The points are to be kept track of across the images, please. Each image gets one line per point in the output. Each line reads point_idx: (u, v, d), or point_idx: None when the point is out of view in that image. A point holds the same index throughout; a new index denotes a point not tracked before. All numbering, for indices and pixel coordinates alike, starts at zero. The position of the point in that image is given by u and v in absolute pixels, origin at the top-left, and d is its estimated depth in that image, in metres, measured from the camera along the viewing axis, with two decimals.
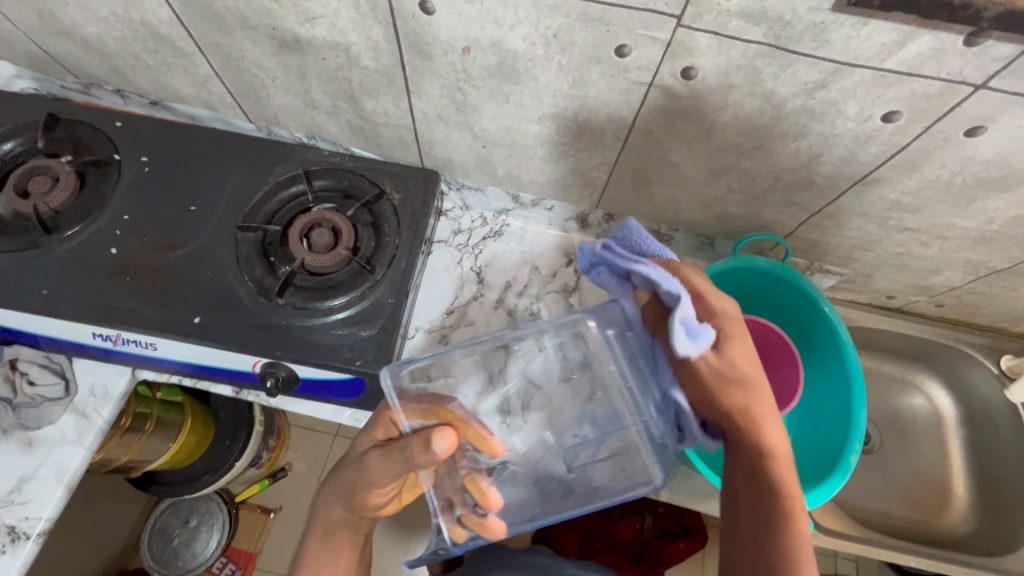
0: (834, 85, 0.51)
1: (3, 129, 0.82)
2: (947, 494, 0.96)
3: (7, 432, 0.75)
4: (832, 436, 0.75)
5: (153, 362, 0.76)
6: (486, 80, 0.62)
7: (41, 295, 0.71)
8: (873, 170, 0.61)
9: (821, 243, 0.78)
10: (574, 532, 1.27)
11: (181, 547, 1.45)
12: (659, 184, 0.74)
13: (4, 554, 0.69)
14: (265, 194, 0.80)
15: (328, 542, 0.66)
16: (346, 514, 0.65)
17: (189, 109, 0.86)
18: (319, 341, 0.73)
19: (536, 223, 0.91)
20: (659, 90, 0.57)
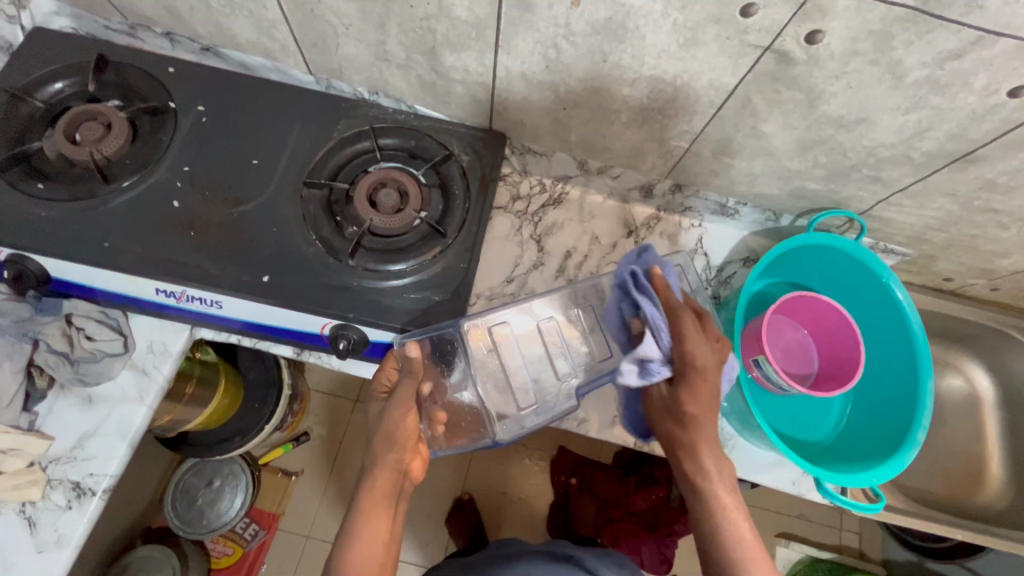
0: (969, 55, 0.49)
1: (49, 70, 0.77)
2: (983, 473, 0.99)
3: (62, 387, 0.72)
4: (894, 412, 0.77)
5: (213, 320, 0.74)
6: (588, 37, 0.59)
7: (103, 247, 0.68)
8: (978, 148, 0.60)
9: (897, 222, 0.78)
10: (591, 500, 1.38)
11: (206, 508, 1.43)
12: (741, 155, 0.72)
13: (70, 511, 0.67)
14: (329, 151, 0.77)
15: (373, 515, 0.61)
16: (399, 465, 0.64)
17: (243, 57, 0.80)
18: (392, 304, 0.71)
19: (596, 192, 0.88)
20: (774, 55, 0.55)
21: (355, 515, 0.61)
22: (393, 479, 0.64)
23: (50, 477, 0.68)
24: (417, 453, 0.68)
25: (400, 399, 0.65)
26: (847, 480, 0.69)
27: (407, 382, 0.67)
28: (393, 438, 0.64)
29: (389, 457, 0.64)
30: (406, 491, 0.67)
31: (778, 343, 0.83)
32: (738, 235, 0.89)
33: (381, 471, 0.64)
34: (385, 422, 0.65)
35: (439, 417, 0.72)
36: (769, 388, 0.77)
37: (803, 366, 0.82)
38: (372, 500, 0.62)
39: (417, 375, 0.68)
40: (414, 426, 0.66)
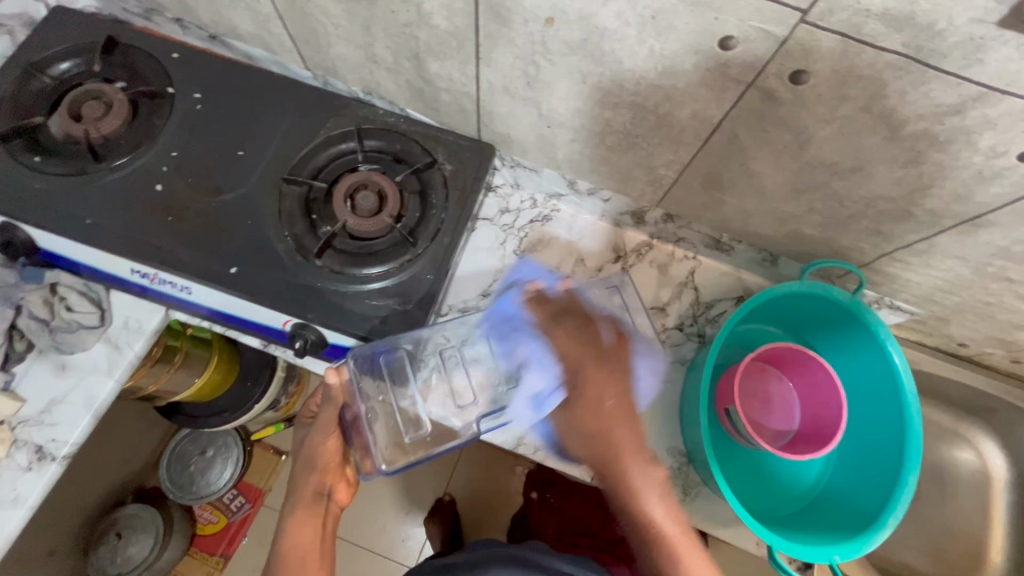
0: (971, 112, 0.44)
1: (64, 47, 0.80)
2: (980, 557, 0.92)
3: (41, 351, 0.75)
4: (874, 486, 0.70)
5: (183, 304, 0.75)
6: (566, 57, 0.57)
7: (85, 224, 0.71)
8: (987, 211, 0.54)
9: (903, 279, 0.71)
10: (555, 517, 1.33)
11: (197, 475, 1.48)
12: (732, 192, 0.68)
13: (30, 472, 0.70)
14: (314, 148, 0.77)
15: (301, 536, 0.66)
16: (320, 486, 0.69)
17: (247, 48, 0.83)
18: (352, 309, 0.70)
19: (588, 213, 0.85)
20: (758, 92, 0.51)
21: (283, 534, 0.67)
22: (316, 502, 0.69)
23: (16, 437, 0.71)
24: (342, 476, 0.72)
25: (321, 423, 0.71)
26: (806, 552, 0.64)
27: (327, 409, 0.70)
28: (315, 458, 0.70)
29: (314, 477, 0.70)
30: (335, 513, 0.71)
31: (757, 393, 0.77)
32: (731, 270, 0.83)
33: (306, 492, 0.69)
34: (309, 444, 0.71)
35: (360, 443, 0.72)
36: (740, 440, 0.72)
37: (782, 420, 0.76)
38: (300, 524, 0.67)
39: (338, 400, 0.71)
40: (337, 450, 0.71)
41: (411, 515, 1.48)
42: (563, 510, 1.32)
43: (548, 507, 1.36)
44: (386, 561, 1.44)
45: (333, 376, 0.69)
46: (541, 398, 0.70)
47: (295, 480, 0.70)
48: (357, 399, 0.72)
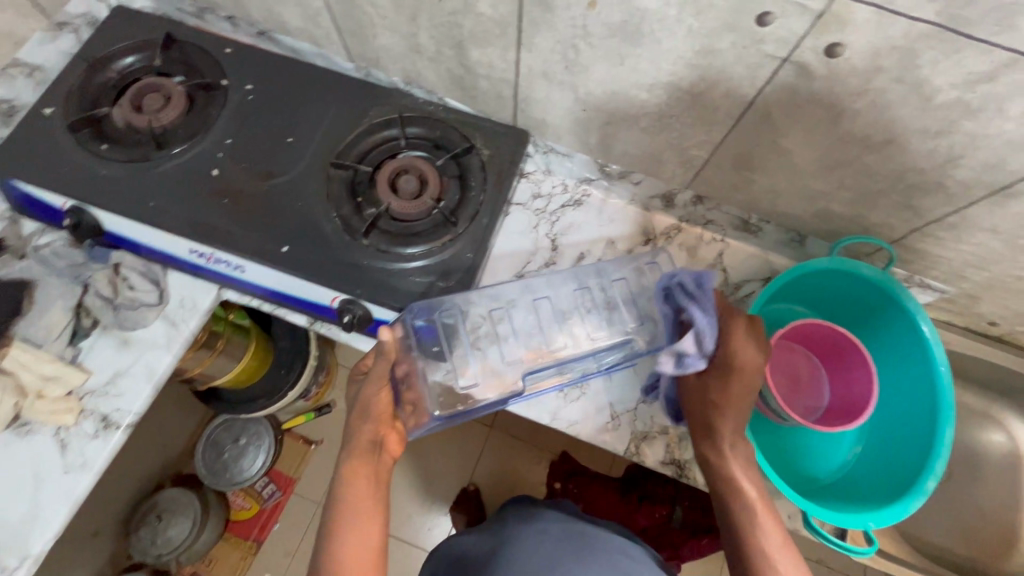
0: (1002, 79, 0.46)
1: (126, 44, 0.85)
2: (1013, 538, 0.92)
3: (105, 327, 0.80)
4: (907, 457, 0.71)
5: (237, 283, 0.79)
6: (606, 39, 0.60)
7: (148, 207, 0.76)
8: (1018, 180, 0.56)
9: (931, 255, 0.72)
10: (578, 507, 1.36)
11: (231, 462, 1.51)
12: (763, 170, 0.70)
13: (97, 439, 0.75)
14: (358, 135, 0.81)
15: (357, 489, 0.66)
16: (374, 438, 0.68)
17: (293, 43, 0.87)
18: (397, 286, 0.74)
19: (618, 197, 0.87)
20: (793, 67, 0.54)
21: (340, 485, 0.66)
22: (370, 452, 0.67)
23: (83, 407, 0.76)
24: (393, 428, 0.70)
25: (373, 376, 0.69)
26: (842, 519, 0.65)
27: (379, 364, 0.69)
28: (367, 409, 0.68)
29: (366, 428, 0.68)
30: (389, 464, 0.69)
31: (788, 370, 0.79)
32: (760, 253, 0.85)
33: (359, 444, 0.68)
34: (362, 396, 0.69)
35: (409, 397, 0.74)
36: (771, 416, 0.74)
37: (813, 396, 0.78)
38: (358, 477, 0.66)
39: (392, 355, 0.69)
40: (388, 402, 0.70)
41: (439, 502, 1.51)
42: (586, 500, 1.36)
43: (571, 496, 1.39)
44: (414, 548, 1.47)
45: (384, 333, 0.68)
46: (689, 358, 0.63)
47: (348, 433, 0.68)
48: (406, 359, 0.74)
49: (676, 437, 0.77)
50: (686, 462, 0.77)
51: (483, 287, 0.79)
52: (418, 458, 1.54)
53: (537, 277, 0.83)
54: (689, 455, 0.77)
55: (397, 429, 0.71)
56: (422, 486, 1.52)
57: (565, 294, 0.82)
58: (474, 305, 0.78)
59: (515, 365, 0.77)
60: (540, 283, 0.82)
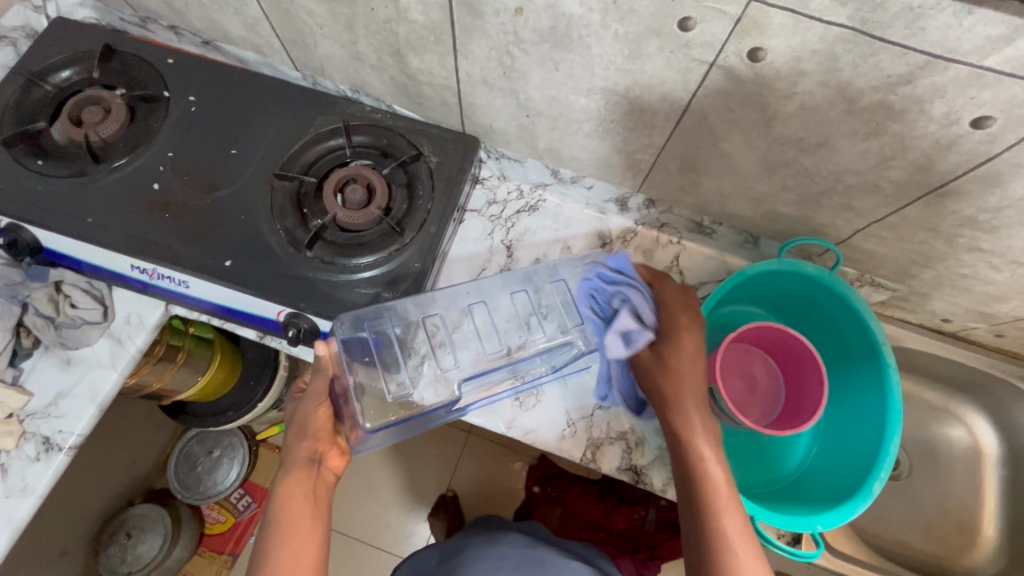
0: (921, 81, 0.46)
1: (62, 57, 0.84)
2: (976, 533, 0.92)
3: (48, 347, 0.78)
4: (859, 457, 0.71)
5: (183, 298, 0.78)
6: (538, 45, 0.59)
7: (86, 222, 0.74)
8: (949, 180, 0.56)
9: (878, 255, 0.72)
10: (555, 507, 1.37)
11: (204, 475, 1.49)
12: (708, 173, 0.70)
13: (38, 462, 0.73)
14: (304, 145, 0.80)
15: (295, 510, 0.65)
16: (312, 455, 0.69)
17: (238, 52, 0.86)
18: (343, 297, 0.72)
19: (573, 202, 0.86)
20: (720, 71, 0.53)
21: (276, 501, 0.66)
22: (308, 469, 0.68)
23: (25, 430, 0.74)
24: (334, 445, 0.71)
25: (313, 393, 0.71)
26: (789, 521, 0.65)
27: (317, 380, 0.71)
28: (306, 426, 0.70)
29: (304, 446, 0.69)
30: (330, 481, 0.70)
31: (742, 373, 0.79)
32: (716, 254, 0.83)
33: (298, 463, 0.68)
34: (300, 414, 0.71)
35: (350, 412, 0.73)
36: (724, 420, 0.73)
37: (767, 398, 0.78)
38: (295, 497, 0.66)
39: (330, 370, 0.71)
40: (327, 419, 0.71)
41: (415, 510, 1.49)
42: (565, 504, 1.35)
43: (551, 500, 1.39)
44: (391, 557, 1.46)
45: (322, 349, 0.68)
46: (633, 332, 0.69)
47: (288, 450, 0.70)
48: (350, 372, 0.73)
49: (632, 442, 0.76)
50: (642, 468, 0.75)
51: (434, 297, 0.78)
52: (394, 467, 1.52)
53: (491, 284, 0.82)
54: (645, 460, 0.76)
55: (338, 447, 0.72)
56: (399, 494, 1.51)
57: (519, 300, 0.81)
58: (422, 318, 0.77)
59: (451, 377, 0.76)
60: (493, 290, 0.81)
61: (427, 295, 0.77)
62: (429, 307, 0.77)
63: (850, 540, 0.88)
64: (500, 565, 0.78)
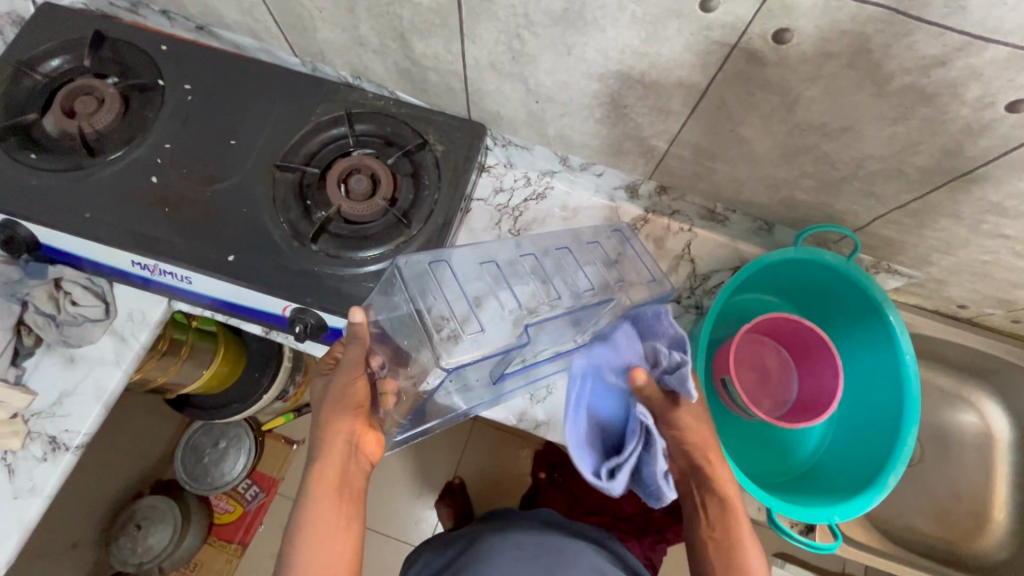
0: (956, 63, 0.44)
1: (50, 45, 0.81)
2: (986, 518, 0.93)
3: (50, 345, 0.77)
4: (874, 449, 0.71)
5: (187, 294, 0.76)
6: (549, 28, 0.57)
7: (83, 218, 0.72)
8: (978, 166, 0.54)
9: (896, 241, 0.71)
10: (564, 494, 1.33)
11: (211, 466, 1.49)
12: (724, 159, 0.67)
13: (45, 462, 0.72)
14: (305, 134, 0.78)
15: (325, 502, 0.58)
16: (350, 435, 0.62)
17: (234, 37, 0.83)
18: (350, 292, 0.71)
19: (583, 188, 0.84)
20: (742, 54, 0.51)
21: (307, 485, 0.59)
22: (345, 452, 0.61)
23: (30, 429, 0.73)
24: (370, 427, 0.65)
25: (347, 364, 0.64)
26: (805, 514, 0.65)
27: (353, 349, 0.63)
28: (343, 402, 0.63)
29: (341, 425, 0.62)
30: (364, 468, 0.63)
31: (754, 363, 0.78)
32: (729, 242, 0.82)
33: (334, 444, 0.62)
34: (335, 386, 0.64)
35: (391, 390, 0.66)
36: (737, 411, 0.72)
37: (779, 389, 0.77)
38: (326, 488, 0.59)
39: (366, 339, 0.64)
40: (365, 394, 0.64)
41: (423, 498, 1.50)
42: (572, 490, 1.31)
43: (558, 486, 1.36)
44: (401, 544, 1.47)
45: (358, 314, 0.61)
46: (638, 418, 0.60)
47: (322, 428, 0.63)
48: (379, 348, 0.68)
49: None
50: None
51: (453, 265, 0.72)
52: (401, 455, 1.52)
53: (510, 266, 0.75)
54: None
55: (374, 429, 0.65)
56: (406, 482, 1.51)
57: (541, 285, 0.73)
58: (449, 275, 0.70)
59: (512, 315, 0.68)
60: (515, 274, 0.74)
61: (443, 250, 0.73)
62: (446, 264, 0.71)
63: (862, 529, 0.88)
64: (518, 556, 0.78)
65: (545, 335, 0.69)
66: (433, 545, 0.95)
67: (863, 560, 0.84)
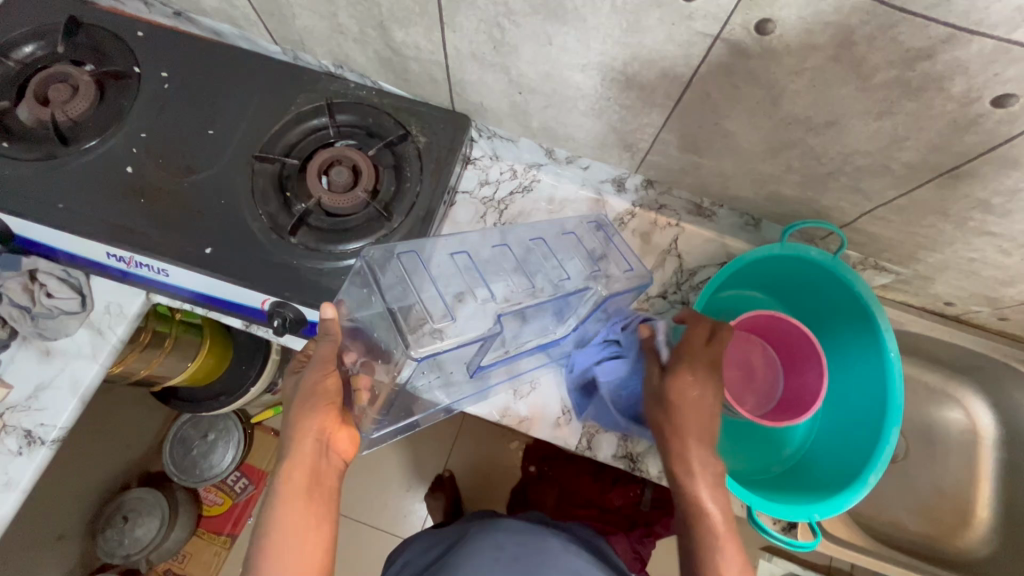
0: (942, 56, 0.43)
1: (23, 30, 0.79)
2: (969, 515, 0.93)
3: (26, 338, 0.76)
4: (856, 448, 0.70)
5: (164, 287, 0.75)
6: (529, 17, 0.55)
7: (56, 208, 0.70)
8: (965, 162, 0.53)
9: (883, 238, 0.70)
10: (552, 488, 1.33)
11: (200, 458, 1.49)
12: (709, 153, 0.66)
13: (21, 456, 0.71)
14: (285, 125, 0.76)
15: (295, 503, 0.58)
16: (319, 433, 0.61)
17: (213, 24, 0.81)
18: (328, 286, 0.69)
19: (568, 181, 0.83)
20: (725, 45, 0.49)
21: (277, 485, 0.58)
22: (314, 451, 0.60)
23: (6, 423, 0.72)
24: (343, 425, 0.63)
25: (318, 360, 0.63)
26: (784, 511, 0.64)
27: (323, 345, 0.63)
28: (313, 400, 0.61)
29: (311, 424, 0.61)
30: (337, 467, 0.62)
31: (742, 360, 0.75)
32: (716, 237, 0.81)
33: (304, 443, 0.60)
34: (305, 383, 0.63)
35: (364, 387, 0.66)
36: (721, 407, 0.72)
37: (765, 386, 0.75)
38: (294, 488, 0.58)
39: (339, 336, 0.63)
40: (336, 390, 0.63)
41: (412, 491, 1.50)
42: (561, 484, 1.31)
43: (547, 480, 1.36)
44: (390, 537, 1.46)
45: (330, 310, 0.62)
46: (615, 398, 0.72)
47: (292, 425, 0.61)
48: (354, 344, 0.68)
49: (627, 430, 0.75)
50: (637, 456, 0.74)
51: (435, 259, 0.73)
52: (391, 449, 1.52)
53: (492, 261, 0.76)
54: (642, 448, 0.75)
55: (347, 426, 0.64)
56: (396, 475, 1.51)
57: (520, 280, 0.74)
58: (425, 276, 0.71)
59: (489, 307, 0.70)
60: (495, 268, 0.75)
61: (424, 242, 0.72)
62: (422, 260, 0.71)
63: (847, 527, 0.89)
64: (498, 556, 0.77)
65: (522, 326, 0.71)
66: (419, 540, 0.94)
67: (846, 557, 0.84)
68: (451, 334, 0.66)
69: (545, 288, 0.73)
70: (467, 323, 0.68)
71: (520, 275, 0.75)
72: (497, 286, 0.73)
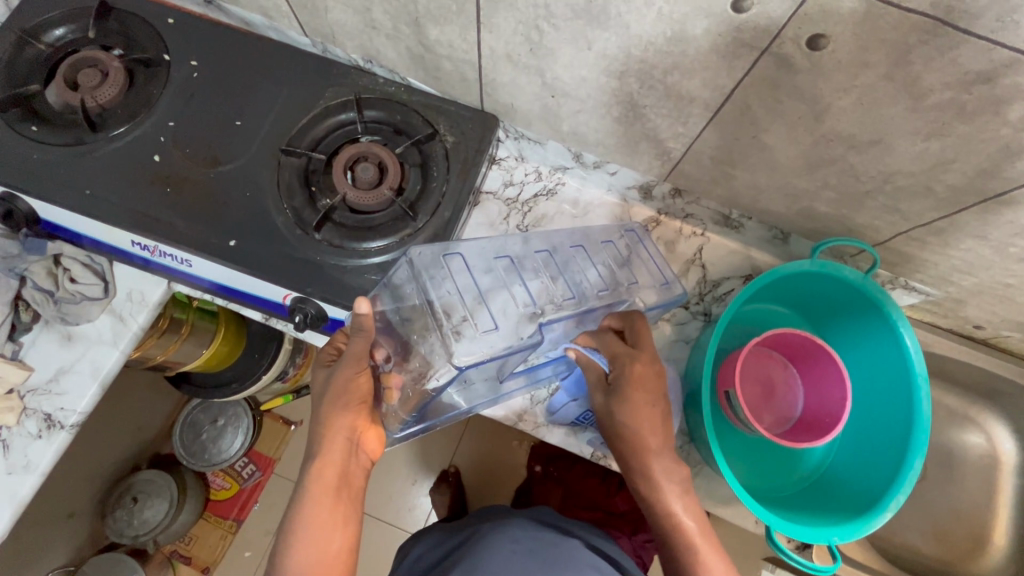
0: (1002, 80, 0.42)
1: (55, 13, 0.78)
2: (984, 541, 0.92)
3: (47, 322, 0.76)
4: (878, 470, 0.70)
5: (186, 277, 0.75)
6: (570, 21, 0.54)
7: (84, 193, 0.70)
8: (1013, 188, 0.52)
9: (918, 259, 0.68)
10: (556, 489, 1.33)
11: (209, 443, 1.49)
12: (744, 166, 0.65)
13: (40, 439, 0.72)
14: (313, 118, 0.76)
15: (324, 499, 0.58)
16: (350, 432, 0.61)
17: (243, 13, 0.80)
18: (351, 283, 0.69)
19: (594, 187, 0.81)
20: (773, 58, 0.48)
21: (306, 482, 0.58)
22: (344, 450, 0.60)
23: (26, 405, 0.73)
24: (372, 424, 0.64)
25: (351, 357, 0.62)
26: (804, 533, 0.63)
27: (357, 342, 0.61)
28: (345, 398, 0.61)
29: (343, 422, 0.61)
30: (363, 466, 0.63)
31: (759, 377, 0.76)
32: (741, 249, 0.79)
33: (334, 442, 0.60)
34: (337, 380, 0.62)
35: (395, 383, 0.64)
36: (739, 425, 0.70)
37: (783, 405, 0.75)
38: (322, 487, 0.58)
39: (372, 332, 0.61)
40: (368, 389, 0.62)
41: (417, 485, 1.50)
42: (567, 485, 1.30)
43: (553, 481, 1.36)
44: (394, 529, 1.47)
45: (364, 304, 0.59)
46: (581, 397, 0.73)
47: (323, 422, 0.61)
48: (385, 341, 0.66)
49: None
50: None
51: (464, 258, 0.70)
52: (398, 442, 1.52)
53: (520, 262, 0.73)
54: None
55: (376, 426, 0.64)
56: (402, 469, 1.52)
57: (551, 283, 0.71)
58: (456, 271, 0.68)
59: (524, 311, 0.66)
60: (526, 270, 0.72)
61: (452, 243, 0.70)
62: (457, 257, 0.69)
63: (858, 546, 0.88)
64: (516, 548, 0.77)
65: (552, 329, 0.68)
66: (427, 536, 0.94)
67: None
68: (490, 341, 0.61)
69: (569, 293, 0.72)
70: (506, 329, 0.63)
71: (550, 278, 0.72)
72: (530, 288, 0.69)
